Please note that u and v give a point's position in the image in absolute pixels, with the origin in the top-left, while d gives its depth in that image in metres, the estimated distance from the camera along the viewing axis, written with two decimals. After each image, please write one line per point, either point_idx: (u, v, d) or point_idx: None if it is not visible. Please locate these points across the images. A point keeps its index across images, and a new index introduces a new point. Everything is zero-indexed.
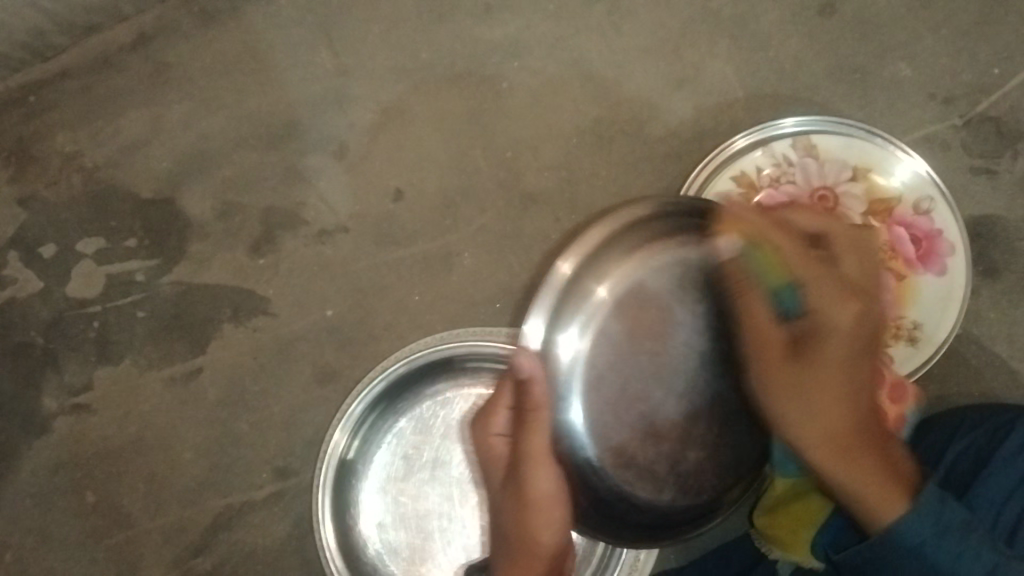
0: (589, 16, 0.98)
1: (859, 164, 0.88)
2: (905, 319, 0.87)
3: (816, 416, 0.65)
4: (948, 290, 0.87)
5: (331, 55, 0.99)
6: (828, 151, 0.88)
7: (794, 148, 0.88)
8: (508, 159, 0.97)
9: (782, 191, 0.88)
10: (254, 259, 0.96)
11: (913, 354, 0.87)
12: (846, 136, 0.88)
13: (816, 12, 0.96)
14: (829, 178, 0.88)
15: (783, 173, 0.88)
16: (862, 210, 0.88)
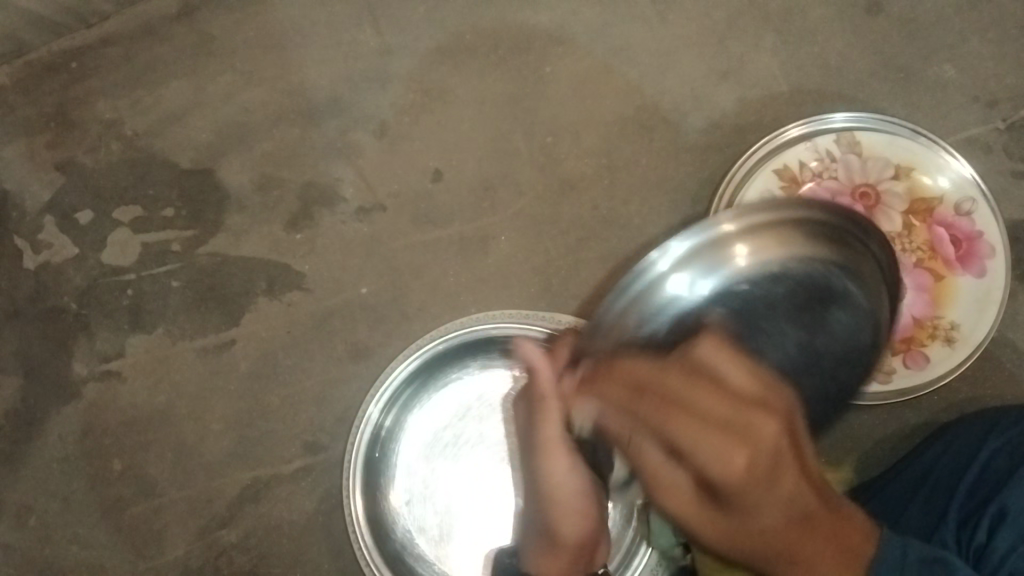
0: (635, 5, 0.98)
1: (902, 163, 0.88)
2: (943, 319, 0.87)
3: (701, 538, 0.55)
4: (987, 292, 0.86)
5: (374, 35, 0.99)
6: (872, 148, 0.88)
7: (837, 144, 0.89)
8: (549, 145, 0.97)
9: (824, 187, 0.88)
10: (291, 234, 0.96)
11: (949, 354, 0.86)
12: (891, 134, 0.88)
13: (862, 10, 0.96)
14: (870, 175, 0.89)
15: (825, 169, 0.89)
16: (901, 209, 0.88)
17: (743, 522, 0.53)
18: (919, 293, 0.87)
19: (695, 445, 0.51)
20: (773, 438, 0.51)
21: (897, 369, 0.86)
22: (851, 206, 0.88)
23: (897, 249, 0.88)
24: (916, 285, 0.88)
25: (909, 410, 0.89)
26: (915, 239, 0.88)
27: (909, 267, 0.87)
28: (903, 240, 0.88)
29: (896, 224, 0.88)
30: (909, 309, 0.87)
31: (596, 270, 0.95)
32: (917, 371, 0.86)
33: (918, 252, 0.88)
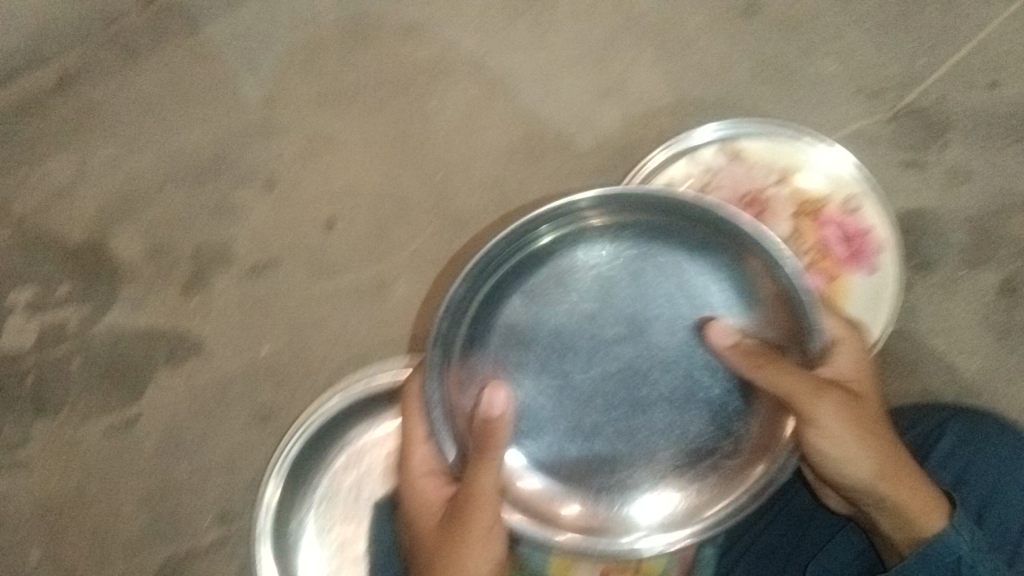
0: (513, 30, 0.97)
1: (786, 166, 0.88)
2: None
3: (858, 460, 0.67)
4: (880, 288, 0.87)
5: (254, 85, 0.96)
6: (754, 155, 0.88)
7: (720, 154, 0.89)
8: (439, 182, 0.95)
9: (711, 198, 0.88)
10: (186, 300, 0.94)
11: None
12: (772, 140, 0.88)
13: (740, 13, 0.95)
14: (757, 181, 0.88)
15: (710, 179, 0.88)
16: (791, 211, 0.88)
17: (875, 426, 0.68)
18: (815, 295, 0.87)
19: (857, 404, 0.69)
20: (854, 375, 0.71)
21: None
22: (740, 214, 0.88)
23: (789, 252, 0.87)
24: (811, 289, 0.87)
25: None
26: (805, 242, 0.87)
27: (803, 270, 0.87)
28: (794, 244, 0.87)
29: (785, 228, 0.88)
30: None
31: None
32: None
33: (810, 255, 0.87)
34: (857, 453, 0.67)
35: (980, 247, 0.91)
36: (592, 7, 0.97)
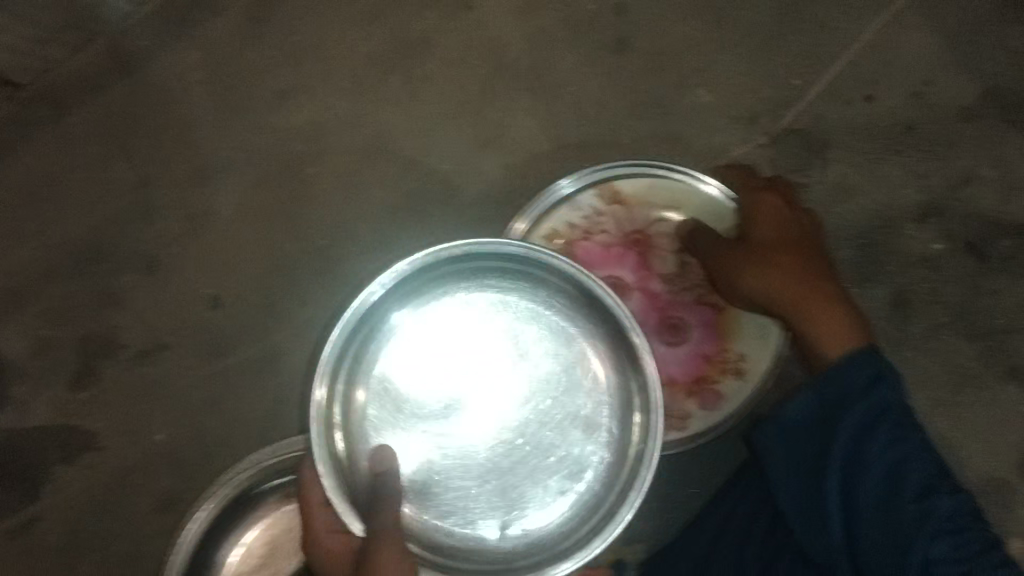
0: (385, 88, 0.96)
1: (666, 203, 0.87)
2: (730, 351, 0.86)
3: (759, 281, 0.77)
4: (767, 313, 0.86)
5: (128, 168, 0.96)
6: (632, 194, 0.87)
7: (599, 198, 0.87)
8: (324, 248, 0.94)
9: (595, 242, 0.87)
10: (77, 393, 0.92)
11: (742, 387, 0.86)
12: (647, 176, 0.87)
13: (610, 51, 0.95)
14: (638, 220, 0.87)
15: (593, 224, 0.87)
16: (674, 247, 0.87)
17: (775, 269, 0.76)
18: (705, 329, 0.86)
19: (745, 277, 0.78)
20: (771, 225, 0.79)
21: (693, 414, 0.85)
22: (625, 255, 0.87)
23: (676, 289, 0.87)
24: (701, 322, 0.86)
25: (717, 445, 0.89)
26: (691, 277, 0.87)
27: (691, 306, 0.86)
28: (679, 280, 0.87)
29: (670, 265, 0.87)
30: (698, 347, 0.86)
31: None
32: (715, 411, 0.85)
33: (697, 289, 0.86)
34: (756, 273, 0.77)
35: (867, 263, 0.90)
36: (463, 58, 0.96)
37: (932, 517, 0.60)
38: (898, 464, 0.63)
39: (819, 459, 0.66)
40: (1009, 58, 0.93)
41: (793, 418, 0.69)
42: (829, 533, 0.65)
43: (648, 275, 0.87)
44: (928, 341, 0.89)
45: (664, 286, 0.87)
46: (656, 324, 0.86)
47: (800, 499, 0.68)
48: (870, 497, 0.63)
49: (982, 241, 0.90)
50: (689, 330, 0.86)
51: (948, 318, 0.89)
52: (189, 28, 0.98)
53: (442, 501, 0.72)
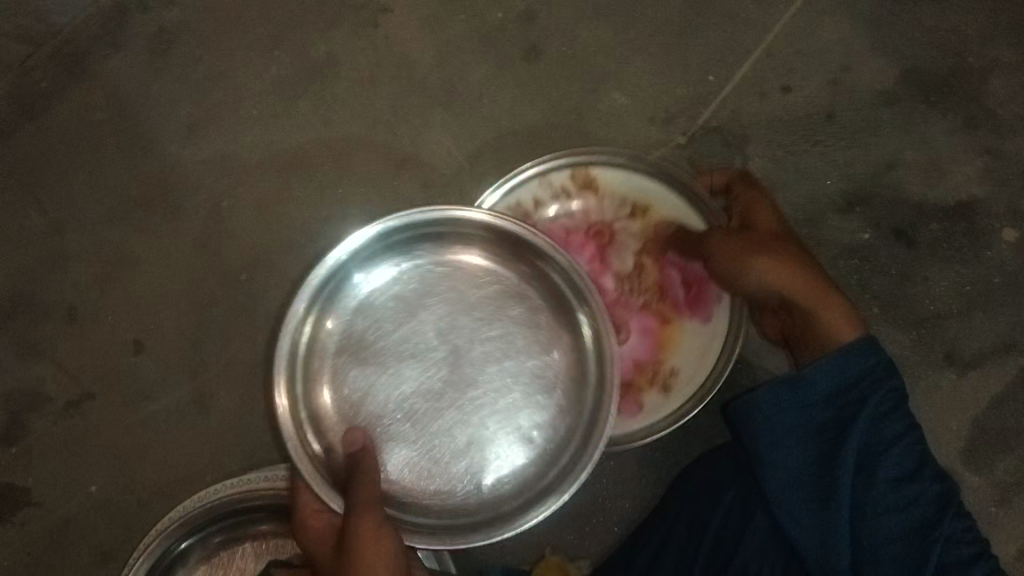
0: (296, 114, 0.94)
1: (638, 202, 0.86)
2: (664, 364, 0.85)
3: (768, 271, 0.72)
4: (708, 342, 0.84)
5: (40, 215, 0.94)
6: (608, 184, 0.86)
7: (572, 180, 0.86)
8: (245, 283, 0.92)
9: (558, 222, 0.85)
10: (4, 451, 0.90)
11: (665, 403, 0.84)
12: (625, 172, 0.86)
13: (521, 60, 0.93)
14: (605, 213, 0.86)
15: (561, 205, 0.86)
16: (635, 248, 0.85)
17: (779, 254, 0.72)
18: (646, 336, 0.85)
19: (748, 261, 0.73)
20: (768, 221, 0.77)
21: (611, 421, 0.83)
22: (585, 244, 0.85)
23: (630, 288, 0.85)
24: (641, 328, 0.85)
25: (658, 451, 0.88)
26: (644, 280, 0.85)
27: (636, 310, 0.85)
28: (633, 281, 0.85)
29: (626, 263, 0.85)
30: (632, 353, 0.85)
31: None
32: (632, 419, 0.84)
33: (647, 294, 0.85)
34: (769, 259, 0.72)
35: None
36: (372, 77, 0.94)
37: (951, 501, 0.61)
38: (915, 450, 0.64)
39: (836, 429, 0.66)
40: (924, 38, 0.92)
41: (812, 385, 0.67)
42: (835, 507, 0.64)
43: (602, 270, 0.85)
44: None
45: (614, 284, 0.85)
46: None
47: (801, 469, 0.67)
48: (890, 473, 0.63)
49: (910, 226, 0.89)
50: (628, 334, 0.85)
51: (880, 309, 0.87)
52: (90, 66, 0.95)
53: (398, 482, 0.67)
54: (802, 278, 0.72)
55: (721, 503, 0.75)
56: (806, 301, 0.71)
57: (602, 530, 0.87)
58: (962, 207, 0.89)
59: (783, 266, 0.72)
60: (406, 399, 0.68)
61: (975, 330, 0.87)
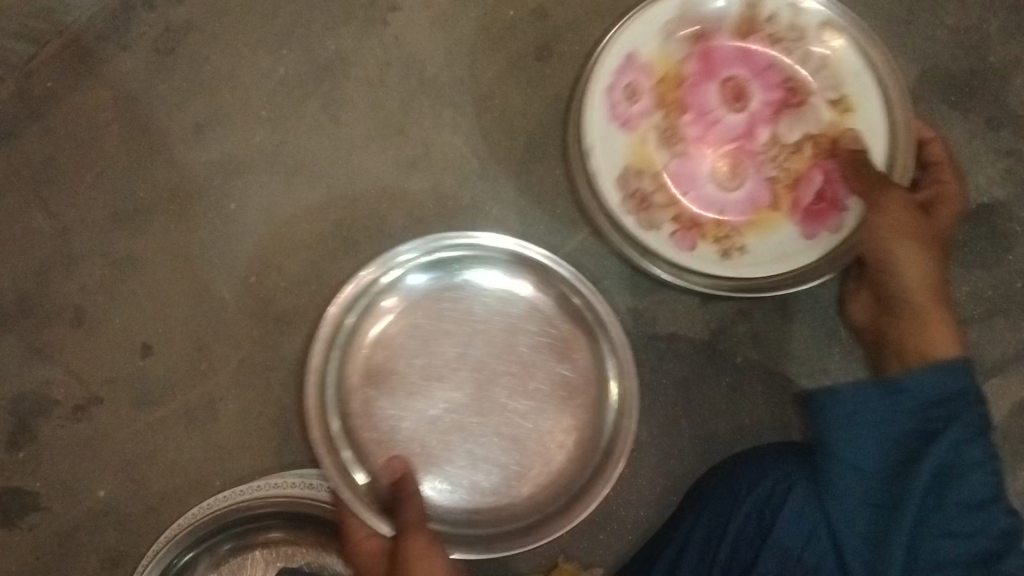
0: (305, 114, 0.93)
1: (849, 99, 0.85)
2: (743, 238, 0.86)
3: (919, 266, 0.75)
4: (792, 246, 0.85)
5: (46, 216, 0.93)
6: (839, 58, 0.86)
7: (812, 29, 0.86)
8: (254, 285, 0.91)
9: (744, 49, 0.87)
10: (11, 455, 0.89)
11: (715, 264, 0.85)
12: (864, 62, 0.85)
13: (533, 58, 0.92)
14: (802, 77, 0.87)
15: (784, 43, 0.87)
16: (812, 129, 0.86)
17: (926, 257, 0.76)
18: (754, 198, 0.86)
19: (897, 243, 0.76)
20: (944, 222, 0.79)
21: (662, 227, 0.85)
22: (774, 87, 0.87)
23: (768, 151, 0.86)
24: (751, 191, 0.86)
25: (671, 459, 0.87)
26: (790, 159, 0.86)
27: (760, 167, 0.86)
28: (776, 149, 0.86)
29: (791, 135, 0.86)
30: (726, 203, 0.86)
31: None
32: (678, 250, 0.85)
33: (780, 170, 0.86)
34: (923, 257, 0.75)
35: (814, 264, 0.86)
36: (382, 76, 0.93)
37: (1015, 537, 0.65)
38: (989, 480, 0.67)
39: (921, 441, 0.67)
40: (947, 36, 0.90)
41: (908, 392, 0.68)
42: (898, 517, 0.65)
43: (767, 116, 0.87)
44: None
45: (765, 141, 0.87)
46: (724, 149, 0.87)
47: (875, 468, 0.67)
48: (965, 497, 0.66)
49: None
50: (744, 176, 0.86)
51: None
52: (96, 64, 0.94)
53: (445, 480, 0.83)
54: (933, 287, 0.75)
55: (747, 511, 0.75)
56: (920, 308, 0.75)
57: (614, 539, 0.86)
58: (983, 210, 0.88)
59: (921, 265, 0.75)
60: (442, 413, 0.84)
61: (995, 336, 0.86)
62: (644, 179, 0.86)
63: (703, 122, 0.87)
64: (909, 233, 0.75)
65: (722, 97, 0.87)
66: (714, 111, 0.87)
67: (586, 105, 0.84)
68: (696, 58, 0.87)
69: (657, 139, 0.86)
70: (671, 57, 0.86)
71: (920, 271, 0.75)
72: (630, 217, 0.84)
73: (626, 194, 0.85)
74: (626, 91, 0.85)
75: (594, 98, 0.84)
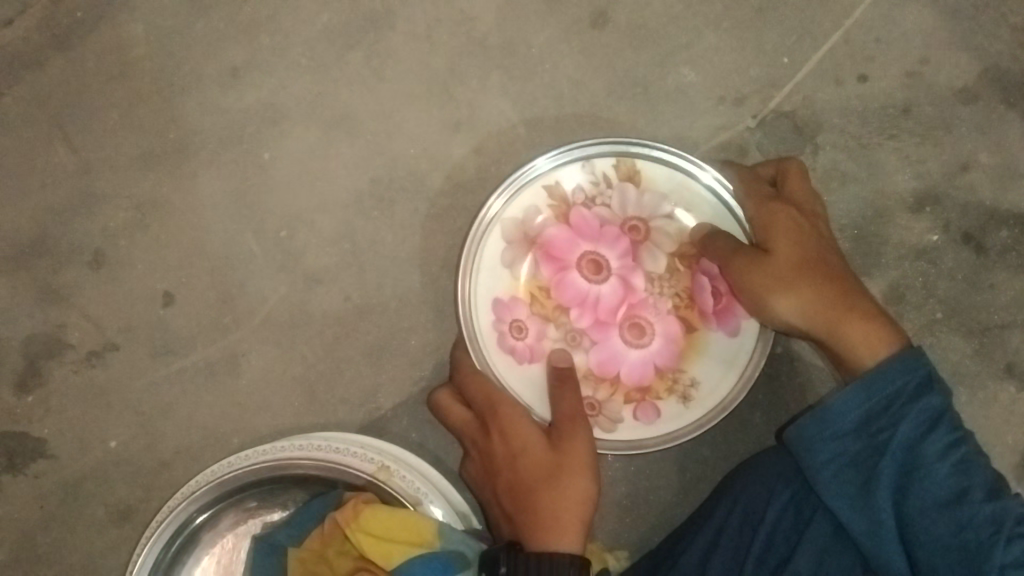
0: (346, 65, 0.89)
1: (681, 201, 0.82)
2: (683, 373, 0.82)
3: (797, 306, 0.71)
4: (734, 353, 0.81)
5: (69, 153, 0.89)
6: (649, 178, 0.82)
7: (616, 169, 0.81)
8: (284, 240, 0.88)
9: (593, 213, 0.81)
10: (19, 398, 0.86)
11: (682, 413, 0.81)
12: (672, 168, 0.81)
13: (587, 26, 0.89)
14: (646, 209, 0.82)
15: (598, 194, 0.81)
16: (669, 250, 0.82)
17: (805, 295, 0.71)
18: (668, 343, 0.82)
19: (767, 303, 0.72)
20: (789, 244, 0.72)
21: (625, 421, 0.81)
22: (618, 238, 0.81)
23: (654, 291, 0.81)
24: (665, 333, 0.82)
25: (704, 445, 0.85)
26: (676, 285, 0.82)
27: (663, 314, 0.82)
28: (664, 283, 0.82)
29: (659, 265, 0.82)
30: (654, 357, 0.82)
31: (360, 368, 0.86)
32: (645, 426, 0.81)
33: (675, 299, 0.82)
34: (790, 298, 0.71)
35: (863, 257, 0.85)
36: (429, 32, 0.89)
37: (1006, 521, 0.60)
38: (959, 470, 0.63)
39: (873, 457, 0.65)
40: (1010, 35, 0.88)
41: (839, 415, 0.66)
42: (886, 534, 0.65)
43: (631, 267, 0.82)
44: (923, 338, 0.85)
45: (645, 284, 0.81)
46: (619, 317, 0.81)
47: (847, 495, 0.67)
48: (937, 498, 0.63)
49: (980, 231, 0.86)
50: (652, 336, 0.82)
51: (942, 315, 0.85)
52: None
53: None
54: (842, 313, 0.71)
55: (767, 516, 0.74)
56: (830, 337, 0.71)
57: (641, 523, 0.84)
58: None
59: (805, 299, 0.71)
60: None
61: None
62: (585, 390, 0.81)
63: (586, 308, 0.81)
64: (780, 286, 0.71)
65: (584, 276, 0.81)
66: (585, 289, 0.81)
67: (468, 278, 0.80)
68: (539, 263, 0.81)
69: (561, 344, 0.81)
70: (521, 281, 0.81)
71: (811, 305, 0.71)
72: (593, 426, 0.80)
73: None
74: (510, 322, 0.81)
75: (481, 333, 0.80)
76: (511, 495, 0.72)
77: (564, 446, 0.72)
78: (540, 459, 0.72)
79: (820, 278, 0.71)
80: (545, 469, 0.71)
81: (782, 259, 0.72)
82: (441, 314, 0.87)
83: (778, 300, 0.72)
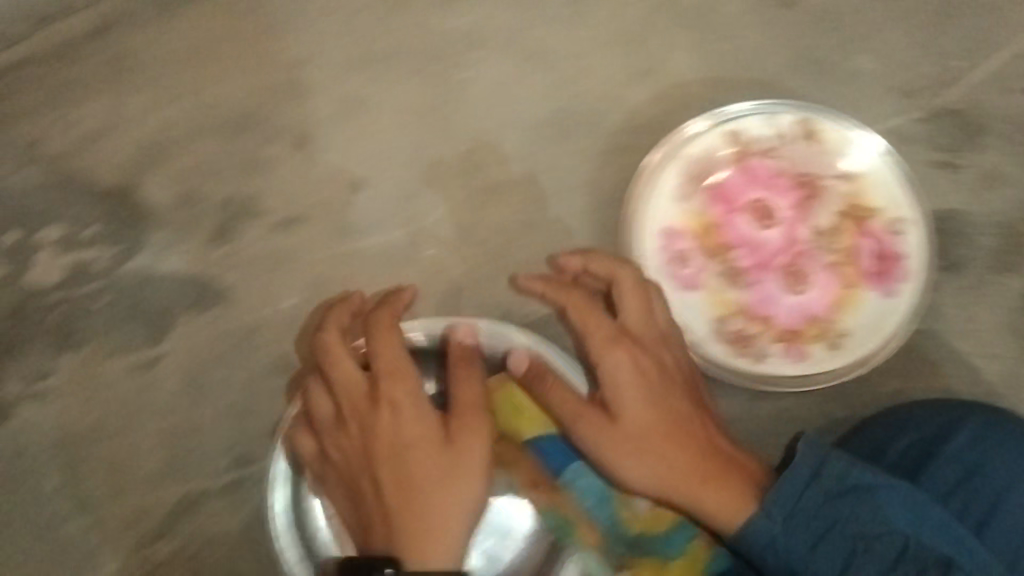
0: (550, 4, 0.97)
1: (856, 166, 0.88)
2: (835, 324, 0.87)
3: (648, 471, 0.73)
4: (885, 313, 0.86)
5: (289, 45, 0.98)
6: (829, 140, 0.88)
7: (798, 126, 0.88)
8: (466, 152, 0.96)
9: (770, 163, 0.88)
10: (213, 249, 0.97)
11: (828, 358, 0.86)
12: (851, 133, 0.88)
13: (779, 2, 0.95)
14: (819, 169, 0.88)
15: (777, 146, 0.88)
16: (837, 208, 0.88)
17: (629, 467, 0.73)
18: (825, 293, 0.87)
19: (612, 458, 0.74)
20: (630, 415, 0.74)
21: (773, 356, 0.86)
22: (790, 189, 0.88)
23: (818, 243, 0.87)
24: (823, 283, 0.87)
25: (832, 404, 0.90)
26: (838, 242, 0.87)
27: (822, 265, 0.87)
28: (827, 238, 0.87)
29: (826, 221, 0.88)
30: (808, 304, 0.87)
31: (518, 275, 0.94)
32: (791, 364, 0.86)
33: (836, 255, 0.87)
34: (648, 455, 0.73)
35: (1005, 254, 0.91)
36: None
37: None
38: None
39: None
40: None
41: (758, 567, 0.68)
42: None
43: (799, 219, 0.88)
44: None
45: (809, 235, 0.87)
46: (781, 262, 0.87)
47: None
48: None
49: None
50: (809, 284, 0.87)
51: None
52: None
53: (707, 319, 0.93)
54: (667, 481, 0.73)
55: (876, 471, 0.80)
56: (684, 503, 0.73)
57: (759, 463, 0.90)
58: None
59: (634, 466, 0.73)
60: None
61: None
62: (738, 322, 0.86)
63: (751, 249, 0.87)
64: (629, 453, 0.73)
65: (753, 220, 0.87)
66: (751, 231, 0.87)
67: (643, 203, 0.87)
68: (712, 201, 0.87)
69: (720, 278, 0.87)
70: (692, 214, 0.87)
71: (643, 472, 0.73)
72: (741, 356, 0.86)
73: (723, 338, 0.86)
74: (676, 252, 0.87)
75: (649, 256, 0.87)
76: (395, 489, 0.70)
77: (457, 436, 0.72)
78: (432, 455, 0.71)
79: (604, 441, 0.74)
80: (433, 467, 0.70)
81: (605, 433, 0.74)
82: (598, 240, 0.94)
83: (632, 466, 0.73)
